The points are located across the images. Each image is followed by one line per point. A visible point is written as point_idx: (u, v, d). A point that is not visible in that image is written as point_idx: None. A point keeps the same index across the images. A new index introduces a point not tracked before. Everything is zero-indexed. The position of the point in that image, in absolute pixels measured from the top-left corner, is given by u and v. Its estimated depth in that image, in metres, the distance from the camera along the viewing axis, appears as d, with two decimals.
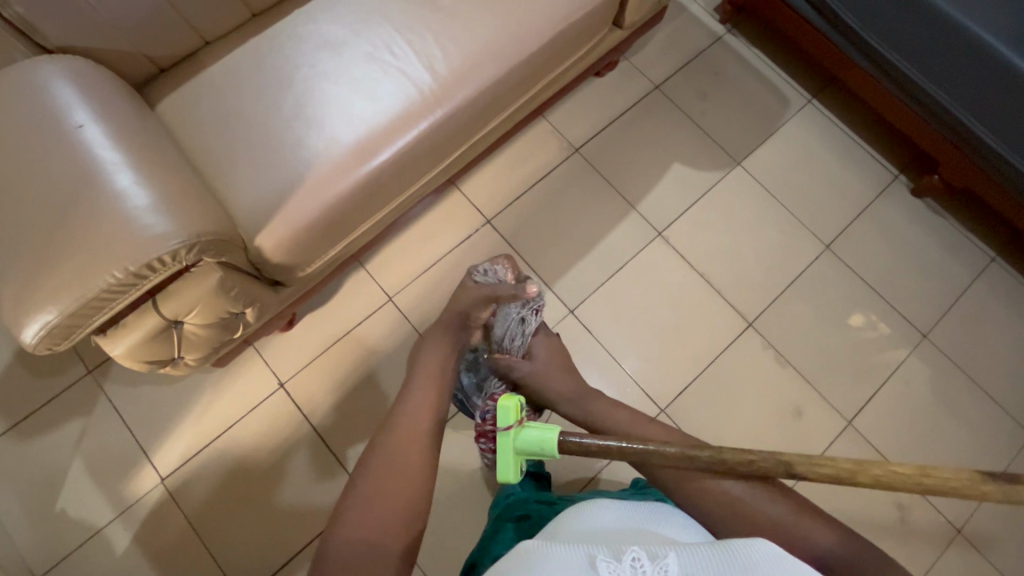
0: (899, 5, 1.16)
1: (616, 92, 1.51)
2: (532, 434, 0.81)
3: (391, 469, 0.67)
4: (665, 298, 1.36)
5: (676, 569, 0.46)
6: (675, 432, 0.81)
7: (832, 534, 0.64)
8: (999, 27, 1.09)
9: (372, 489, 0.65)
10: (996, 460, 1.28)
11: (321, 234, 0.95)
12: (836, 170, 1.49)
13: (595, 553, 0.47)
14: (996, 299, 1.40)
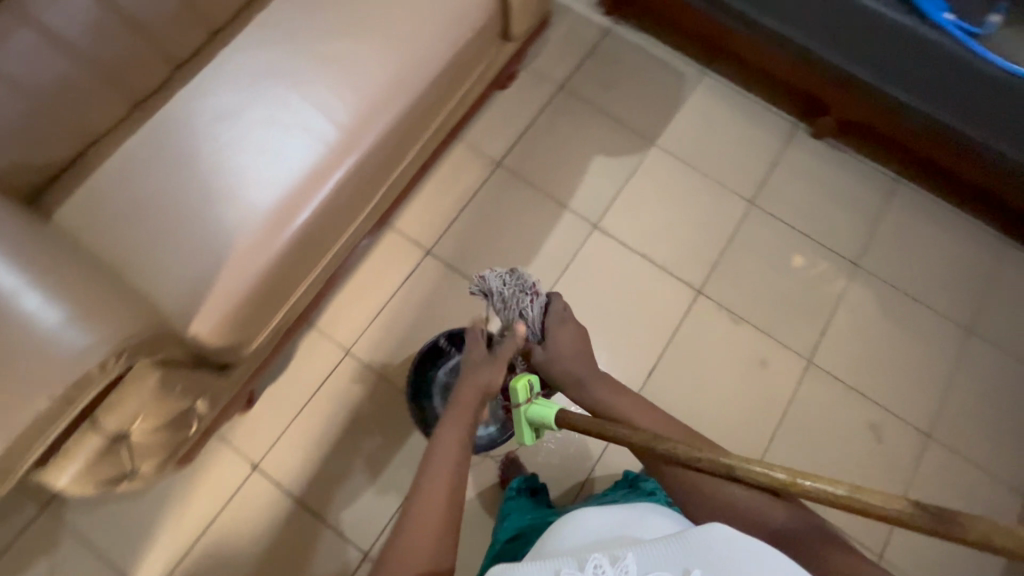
0: None
1: (523, 100, 1.55)
2: (544, 410, 0.86)
3: (430, 519, 0.63)
4: (616, 286, 1.40)
5: (635, 568, 0.50)
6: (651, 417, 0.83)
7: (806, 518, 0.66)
8: None
9: (407, 546, 0.60)
10: (946, 362, 1.37)
11: (256, 310, 0.92)
12: (743, 129, 1.56)
13: (560, 565, 0.51)
14: (914, 215, 1.49)
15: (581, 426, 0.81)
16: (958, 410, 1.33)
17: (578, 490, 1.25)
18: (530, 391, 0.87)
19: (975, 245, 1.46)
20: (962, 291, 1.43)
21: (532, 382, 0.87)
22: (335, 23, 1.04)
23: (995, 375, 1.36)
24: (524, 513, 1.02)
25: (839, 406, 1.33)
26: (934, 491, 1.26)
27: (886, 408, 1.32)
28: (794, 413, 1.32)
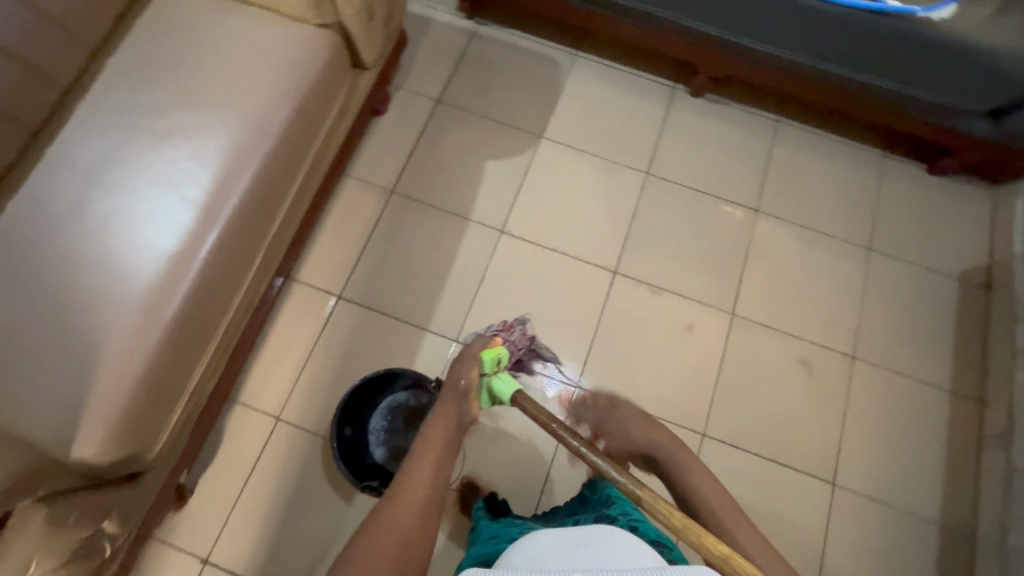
0: None
1: (403, 122, 1.52)
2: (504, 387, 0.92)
3: (420, 490, 0.70)
4: (534, 285, 1.39)
5: None
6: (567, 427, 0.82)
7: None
8: None
9: (402, 505, 0.68)
10: (855, 283, 1.43)
11: (144, 416, 0.86)
12: (625, 103, 1.58)
13: None
14: (799, 150, 1.54)
15: (531, 411, 0.88)
16: (875, 326, 1.39)
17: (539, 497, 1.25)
18: (498, 364, 0.94)
19: (859, 167, 1.53)
20: (857, 212, 1.49)
21: (500, 358, 0.94)
22: (168, 96, 0.99)
23: (901, 285, 1.43)
24: (494, 531, 0.97)
25: (768, 349, 1.36)
26: (869, 409, 1.32)
27: (811, 341, 1.37)
28: (728, 367, 1.35)
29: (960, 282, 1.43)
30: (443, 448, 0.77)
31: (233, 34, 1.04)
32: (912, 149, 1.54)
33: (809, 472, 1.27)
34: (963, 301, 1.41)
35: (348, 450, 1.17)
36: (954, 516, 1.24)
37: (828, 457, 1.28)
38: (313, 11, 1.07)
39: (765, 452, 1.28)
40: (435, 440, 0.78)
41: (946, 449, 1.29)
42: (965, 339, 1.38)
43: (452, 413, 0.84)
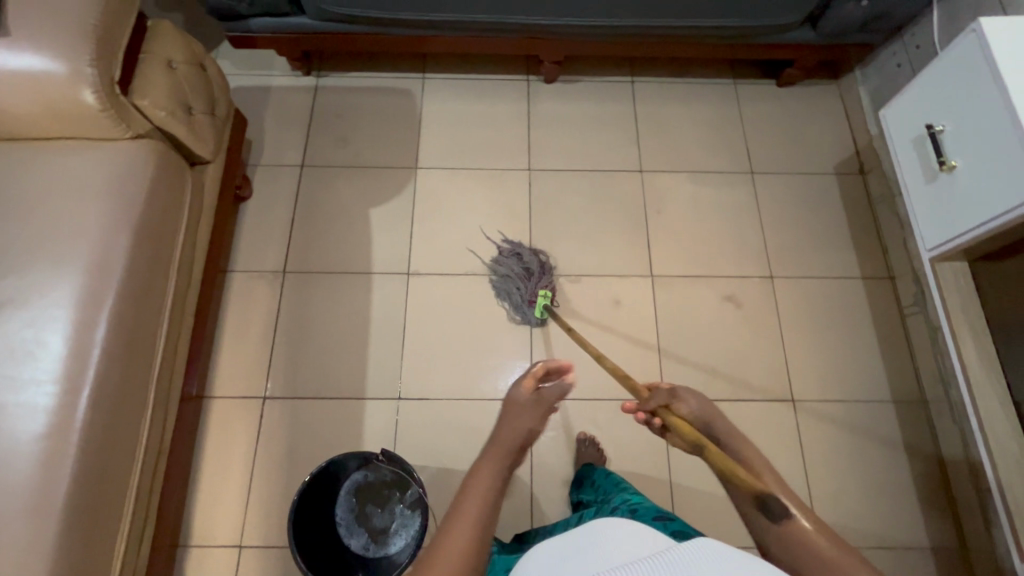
0: None
1: (273, 199, 1.46)
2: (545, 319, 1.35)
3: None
4: (457, 314, 1.36)
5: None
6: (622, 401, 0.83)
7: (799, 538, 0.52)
8: None
9: None
10: (749, 208, 1.49)
11: None
12: (486, 109, 1.57)
13: None
14: (660, 102, 1.59)
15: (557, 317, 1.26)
16: (780, 240, 1.45)
17: (530, 519, 1.22)
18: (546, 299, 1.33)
19: (718, 100, 1.60)
20: (730, 142, 1.55)
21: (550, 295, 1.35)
22: None
23: (789, 196, 1.50)
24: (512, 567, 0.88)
25: (695, 296, 1.40)
26: (800, 318, 1.38)
27: (730, 275, 1.42)
28: (664, 327, 1.37)
29: (838, 175, 1.52)
30: (490, 515, 0.55)
31: (43, 178, 0.95)
32: (758, 70, 1.62)
33: (768, 397, 1.31)
34: (845, 192, 1.50)
35: (308, 548, 1.09)
36: (903, 388, 1.32)
37: (780, 377, 1.33)
38: (122, 125, 0.96)
39: (723, 394, 1.31)
40: (472, 507, 0.55)
41: (876, 329, 1.37)
42: (859, 225, 1.47)
43: (502, 467, 0.59)
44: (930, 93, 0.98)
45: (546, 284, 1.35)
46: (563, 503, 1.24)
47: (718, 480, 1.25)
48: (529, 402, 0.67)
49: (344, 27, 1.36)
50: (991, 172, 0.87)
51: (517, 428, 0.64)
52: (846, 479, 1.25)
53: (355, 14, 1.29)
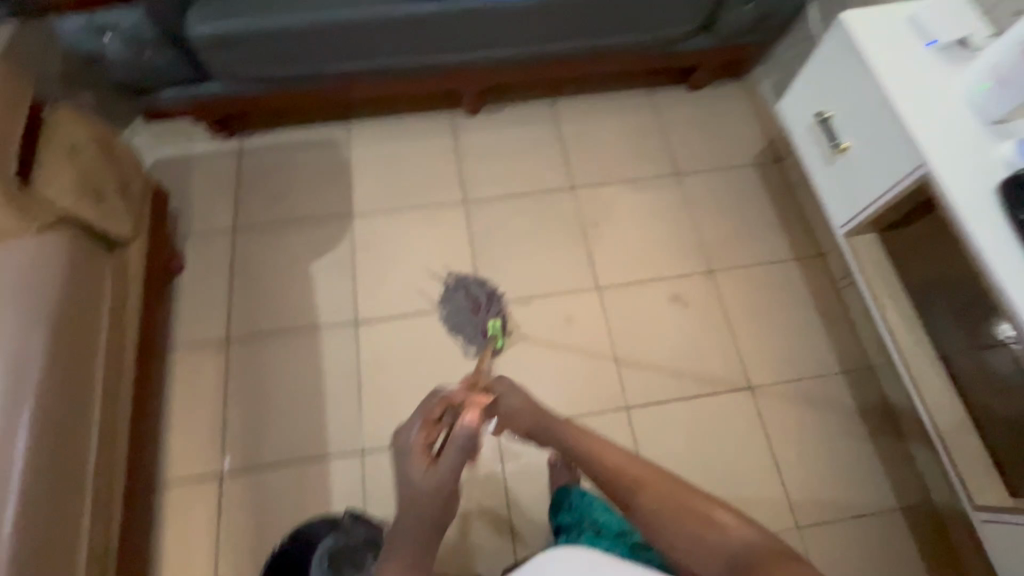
0: (307, 35, 1.21)
1: (208, 267, 1.42)
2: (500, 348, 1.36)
3: None
4: (412, 356, 1.35)
5: None
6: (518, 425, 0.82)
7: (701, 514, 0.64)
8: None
9: None
10: (681, 208, 1.54)
11: None
12: (415, 148, 1.59)
13: None
14: (582, 118, 1.64)
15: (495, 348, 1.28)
16: (714, 234, 1.51)
17: (514, 550, 1.20)
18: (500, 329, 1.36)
19: (636, 110, 1.66)
20: (653, 148, 1.61)
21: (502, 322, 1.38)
22: None
23: (716, 192, 1.56)
24: None
25: (642, 301, 1.43)
26: (745, 307, 1.42)
27: (673, 276, 1.45)
28: (618, 336, 1.39)
29: (757, 166, 1.59)
30: None
31: None
32: (670, 77, 1.69)
33: (727, 389, 1.34)
34: (767, 181, 1.58)
35: None
36: (850, 359, 1.37)
37: (735, 367, 1.36)
38: (23, 220, 0.91)
39: (684, 393, 1.33)
40: None
41: (816, 307, 1.43)
42: (785, 211, 1.54)
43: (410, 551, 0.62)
44: (819, 82, 1.04)
45: (495, 313, 1.39)
46: (542, 531, 1.23)
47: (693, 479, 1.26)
48: (416, 480, 0.64)
49: (256, 88, 1.35)
50: (887, 150, 0.92)
51: (415, 508, 0.63)
52: (812, 456, 1.28)
53: (264, 73, 1.28)
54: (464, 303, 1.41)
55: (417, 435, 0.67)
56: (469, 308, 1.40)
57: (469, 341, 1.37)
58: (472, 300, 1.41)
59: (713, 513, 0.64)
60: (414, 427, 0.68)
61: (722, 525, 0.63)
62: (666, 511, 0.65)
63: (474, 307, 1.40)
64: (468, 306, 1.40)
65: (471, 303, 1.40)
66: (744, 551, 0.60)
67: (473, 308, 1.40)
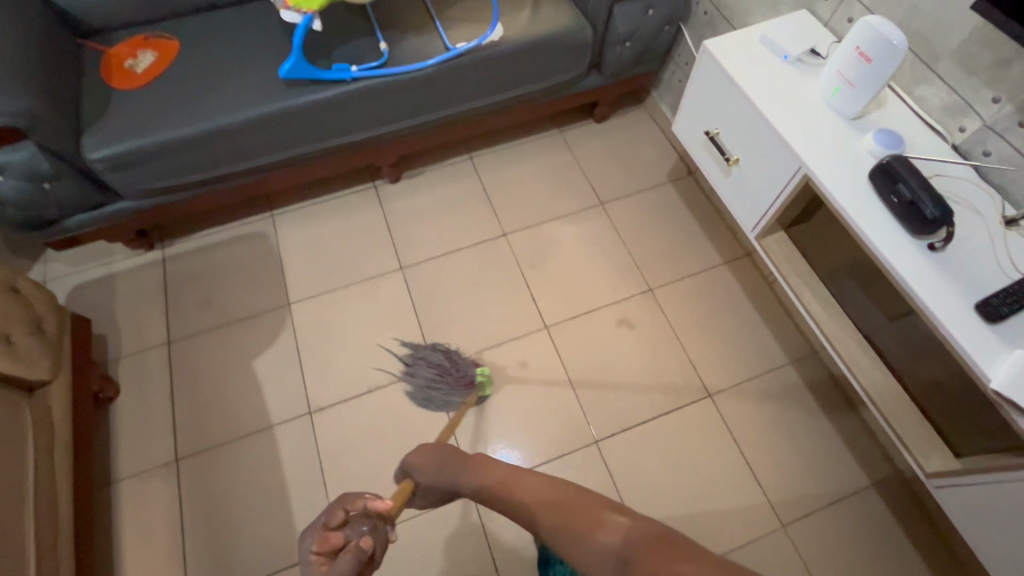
0: (211, 140, 1.21)
1: (145, 385, 1.37)
2: (488, 395, 1.37)
3: None
4: (373, 435, 1.32)
5: None
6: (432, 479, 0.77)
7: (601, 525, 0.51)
8: (272, 94, 1.21)
9: None
10: (610, 233, 1.59)
11: None
12: (343, 225, 1.59)
13: None
14: (501, 166, 1.70)
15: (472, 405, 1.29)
16: (645, 253, 1.56)
17: None
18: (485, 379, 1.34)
19: (550, 149, 1.73)
20: (573, 182, 1.67)
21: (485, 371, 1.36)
22: None
23: (639, 213, 1.62)
24: None
25: (590, 331, 1.45)
26: (688, 318, 1.47)
27: (615, 301, 1.49)
28: (574, 371, 1.40)
29: (672, 182, 1.68)
30: None
31: None
32: (576, 114, 1.78)
33: (687, 402, 1.36)
34: (684, 194, 1.66)
35: None
36: (795, 349, 1.42)
37: (691, 379, 1.39)
38: None
39: (647, 415, 1.34)
40: None
41: (755, 305, 1.48)
42: (707, 220, 1.61)
43: None
44: (701, 105, 1.12)
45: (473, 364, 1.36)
46: None
47: (673, 499, 1.26)
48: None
49: (168, 198, 1.33)
50: (771, 155, 0.98)
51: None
52: (781, 451, 1.30)
53: (174, 183, 1.27)
54: (439, 361, 1.36)
55: (312, 543, 0.64)
56: (445, 365, 1.35)
57: (445, 405, 1.35)
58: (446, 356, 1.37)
59: (607, 517, 0.51)
60: (311, 535, 0.65)
61: (610, 524, 0.50)
62: (559, 521, 0.54)
63: (450, 363, 1.36)
64: (444, 363, 1.36)
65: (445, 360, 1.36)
66: (627, 546, 0.47)
67: (449, 365, 1.35)
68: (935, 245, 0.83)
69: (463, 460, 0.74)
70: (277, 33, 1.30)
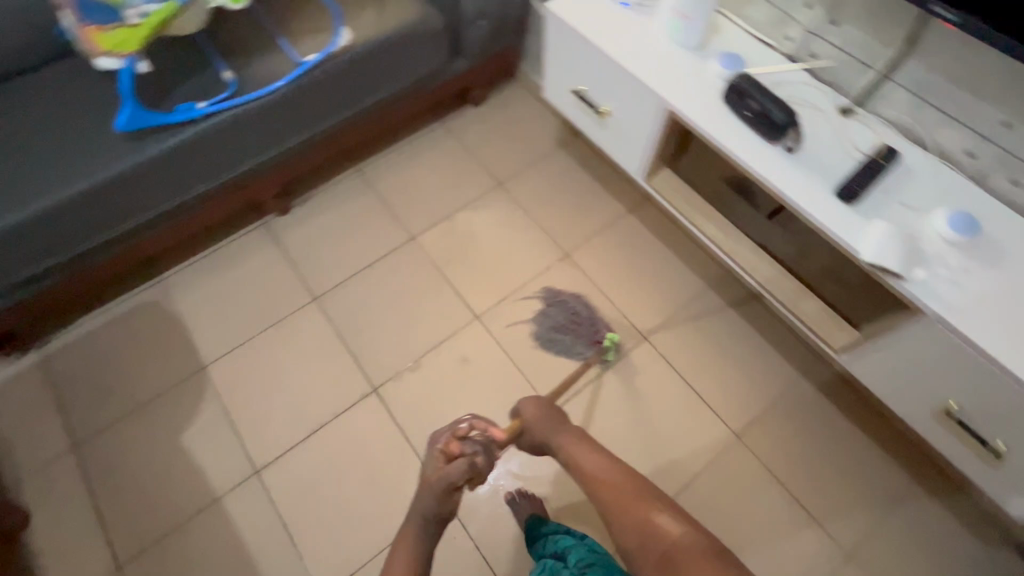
0: (55, 218, 1.08)
1: (60, 500, 1.23)
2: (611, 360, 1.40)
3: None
4: (329, 475, 1.27)
5: None
6: (535, 415, 0.94)
7: (659, 519, 0.78)
8: (113, 153, 1.10)
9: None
10: (516, 211, 1.59)
11: None
12: (240, 271, 1.49)
13: None
14: (391, 171, 1.65)
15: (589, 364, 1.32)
16: (555, 221, 1.58)
17: None
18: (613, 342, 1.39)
19: (437, 143, 1.70)
20: (468, 169, 1.66)
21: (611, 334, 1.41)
22: None
23: (540, 183, 1.64)
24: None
25: (522, 310, 1.46)
26: (609, 271, 1.51)
27: (538, 275, 1.50)
28: (516, 353, 1.40)
29: (563, 147, 1.70)
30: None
31: None
32: (453, 103, 1.76)
33: (627, 351, 1.41)
34: (577, 155, 1.68)
35: None
36: (712, 274, 1.50)
37: (625, 328, 1.43)
38: None
39: (594, 374, 1.38)
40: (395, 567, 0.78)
41: (666, 243, 1.54)
42: (604, 174, 1.65)
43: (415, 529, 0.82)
44: (563, 66, 1.14)
45: (604, 329, 1.42)
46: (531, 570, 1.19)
47: (636, 445, 1.30)
48: (428, 478, 0.81)
49: (25, 294, 1.17)
50: (635, 98, 1.02)
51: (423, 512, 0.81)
52: (722, 371, 1.38)
53: (26, 275, 1.13)
54: (571, 329, 1.42)
55: (440, 442, 0.84)
56: (573, 333, 1.42)
57: (473, 375, 1.37)
58: (569, 326, 1.43)
59: (657, 518, 0.78)
60: (443, 438, 0.85)
61: (660, 523, 0.77)
62: (613, 499, 0.82)
63: (581, 331, 1.42)
64: (574, 333, 1.42)
65: (577, 328, 1.42)
66: (677, 545, 0.75)
67: (580, 333, 1.42)
68: (790, 147, 0.90)
69: (567, 432, 0.92)
70: (102, 84, 1.18)
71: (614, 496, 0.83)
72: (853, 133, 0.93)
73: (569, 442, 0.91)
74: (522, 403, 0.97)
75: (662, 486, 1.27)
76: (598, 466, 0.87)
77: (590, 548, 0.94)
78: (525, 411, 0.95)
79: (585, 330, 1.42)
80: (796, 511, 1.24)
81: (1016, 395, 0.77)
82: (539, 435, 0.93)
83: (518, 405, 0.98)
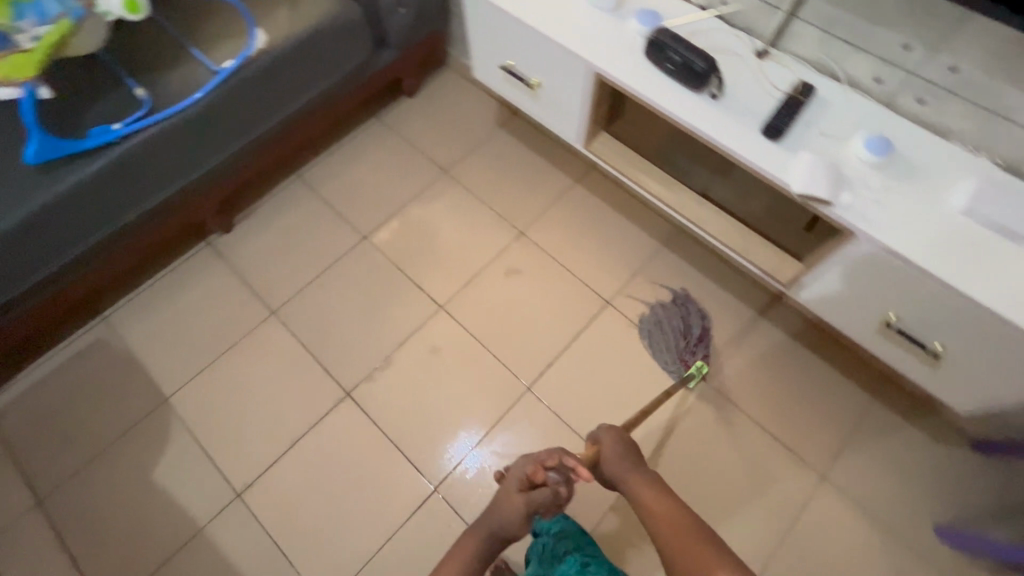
0: None
1: (32, 559, 1.17)
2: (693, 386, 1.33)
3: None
4: (315, 485, 1.25)
5: None
6: (615, 449, 0.94)
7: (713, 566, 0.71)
8: (29, 188, 1.03)
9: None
10: (466, 196, 1.59)
11: None
12: (190, 295, 1.44)
13: None
14: (332, 173, 1.61)
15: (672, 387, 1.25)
16: (506, 201, 1.58)
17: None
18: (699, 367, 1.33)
19: (376, 138, 1.67)
20: (412, 161, 1.64)
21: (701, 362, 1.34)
22: None
23: (485, 166, 1.63)
24: None
25: (486, 293, 1.46)
26: (565, 243, 1.52)
27: (497, 257, 1.51)
28: (485, 336, 1.41)
29: (503, 126, 1.70)
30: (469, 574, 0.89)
31: None
32: (387, 97, 1.73)
33: (593, 318, 1.43)
34: (519, 133, 1.69)
35: None
36: (664, 231, 1.53)
37: (588, 297, 1.45)
38: None
39: (564, 345, 1.40)
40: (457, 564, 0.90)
41: (616, 209, 1.56)
42: (547, 149, 1.66)
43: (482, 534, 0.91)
44: (488, 41, 1.14)
45: (700, 355, 1.35)
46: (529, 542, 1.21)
47: (614, 405, 1.34)
48: (504, 496, 0.90)
49: None
50: (562, 65, 1.03)
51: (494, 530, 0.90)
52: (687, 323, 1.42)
53: None
54: (665, 346, 1.38)
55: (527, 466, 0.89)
56: (670, 350, 1.37)
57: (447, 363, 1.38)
58: (670, 346, 1.38)
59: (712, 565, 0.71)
60: (529, 461, 0.91)
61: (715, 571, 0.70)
62: (675, 539, 0.77)
63: (675, 348, 1.37)
64: (671, 350, 1.37)
65: (674, 347, 1.38)
66: None
67: (675, 351, 1.37)
68: (714, 93, 0.93)
69: (648, 474, 0.90)
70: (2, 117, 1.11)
71: (677, 538, 0.77)
72: (771, 73, 0.97)
73: (645, 484, 0.88)
74: (600, 433, 0.98)
75: (643, 442, 1.29)
76: (669, 507, 0.83)
77: (590, 541, 0.94)
78: (606, 442, 0.96)
79: (679, 349, 1.37)
80: (771, 444, 1.29)
81: (944, 295, 0.82)
82: (613, 472, 0.92)
83: (598, 433, 0.99)
